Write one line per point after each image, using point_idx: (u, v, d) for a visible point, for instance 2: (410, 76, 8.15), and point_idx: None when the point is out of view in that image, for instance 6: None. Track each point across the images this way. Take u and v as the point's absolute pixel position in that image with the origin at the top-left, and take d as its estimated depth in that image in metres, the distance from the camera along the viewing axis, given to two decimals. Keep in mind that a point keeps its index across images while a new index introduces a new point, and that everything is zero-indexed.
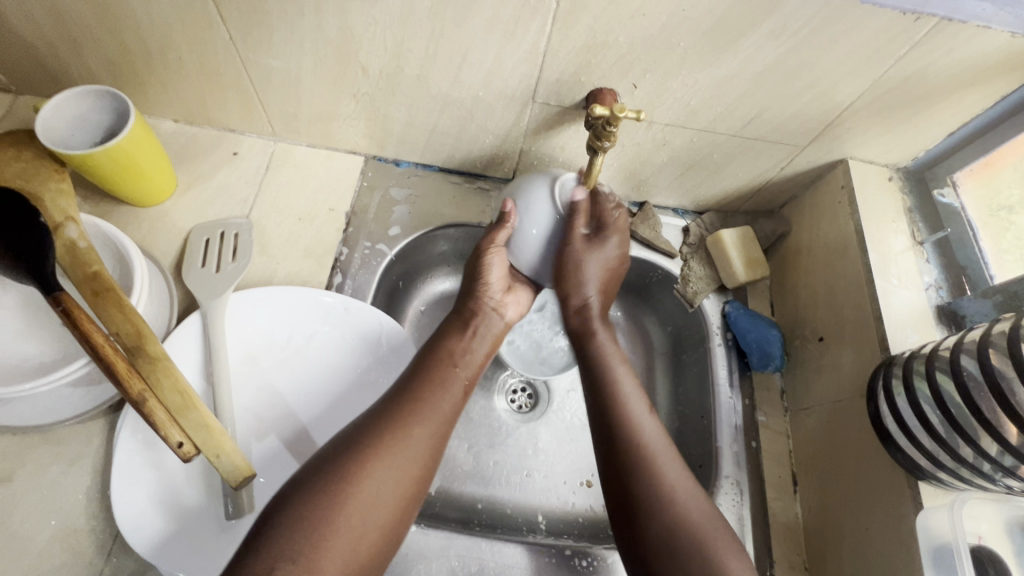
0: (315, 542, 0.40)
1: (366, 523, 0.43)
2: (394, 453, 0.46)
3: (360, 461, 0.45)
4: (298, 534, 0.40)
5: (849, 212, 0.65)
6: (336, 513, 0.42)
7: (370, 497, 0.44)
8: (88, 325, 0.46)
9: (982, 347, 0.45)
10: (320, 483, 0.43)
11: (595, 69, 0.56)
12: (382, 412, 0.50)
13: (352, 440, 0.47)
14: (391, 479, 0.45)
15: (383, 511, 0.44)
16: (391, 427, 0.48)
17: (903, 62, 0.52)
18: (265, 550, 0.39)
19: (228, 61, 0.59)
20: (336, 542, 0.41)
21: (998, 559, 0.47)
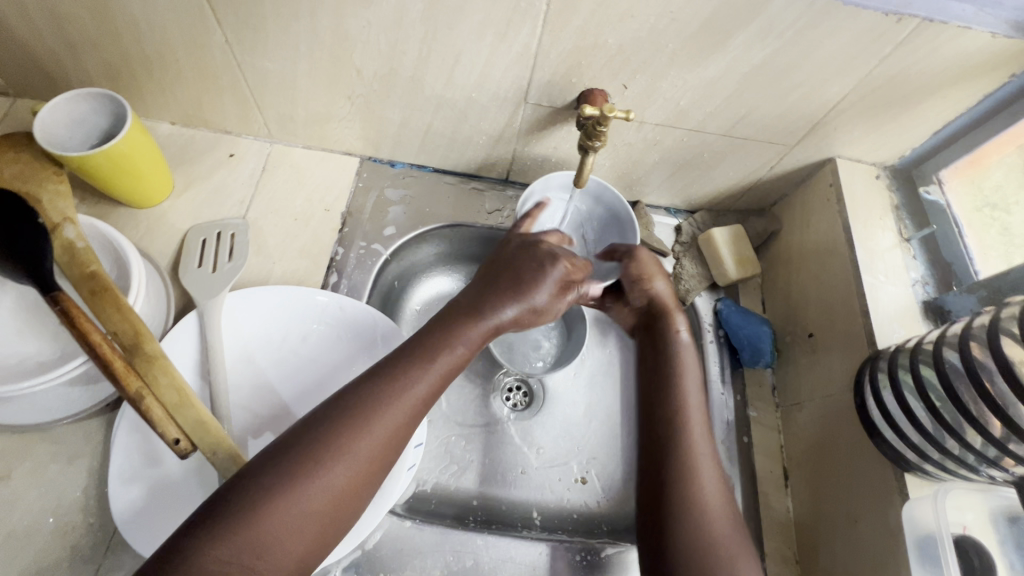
0: (263, 536, 0.38)
1: (320, 516, 0.40)
2: (355, 449, 0.42)
3: (316, 455, 0.41)
4: (247, 528, 0.38)
5: (837, 209, 0.66)
6: (285, 510, 0.39)
7: (326, 492, 0.41)
8: (86, 324, 0.47)
9: (964, 341, 0.46)
10: (273, 472, 0.40)
11: (585, 70, 0.57)
12: (348, 395, 0.45)
13: (312, 427, 0.43)
14: (350, 474, 0.42)
15: (335, 503, 0.41)
16: (354, 417, 0.43)
17: (887, 62, 0.53)
18: (204, 544, 0.37)
19: (225, 63, 0.60)
20: (288, 538, 0.39)
21: (982, 548, 0.48)
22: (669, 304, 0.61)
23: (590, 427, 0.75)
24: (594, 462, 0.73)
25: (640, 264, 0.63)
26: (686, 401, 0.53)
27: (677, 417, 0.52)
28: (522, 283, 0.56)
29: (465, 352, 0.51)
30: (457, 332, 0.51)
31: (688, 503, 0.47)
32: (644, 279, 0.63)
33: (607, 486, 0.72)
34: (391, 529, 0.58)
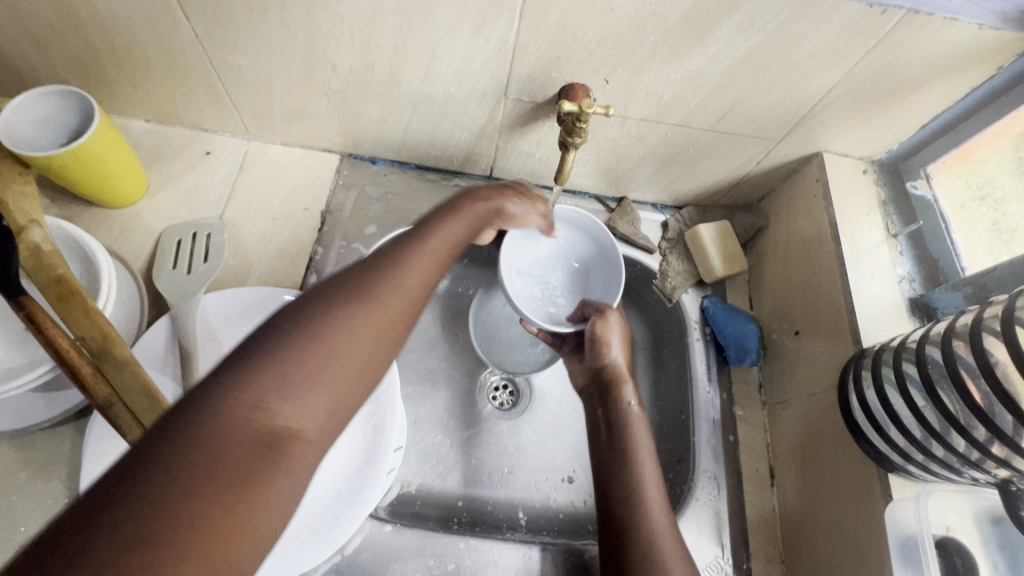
0: (293, 373, 0.32)
1: (351, 365, 0.35)
2: (381, 302, 0.38)
3: (343, 302, 0.36)
4: (275, 368, 0.32)
5: (824, 205, 0.65)
6: (313, 355, 0.33)
7: (356, 341, 0.35)
8: (52, 329, 0.46)
9: (947, 340, 0.45)
10: (300, 319, 0.35)
11: (565, 64, 0.55)
12: (367, 264, 0.40)
13: (337, 282, 0.38)
14: (377, 327, 0.37)
15: (365, 363, 0.35)
16: (378, 276, 0.39)
17: (872, 55, 0.52)
18: (217, 397, 0.30)
19: (196, 59, 0.58)
20: (319, 387, 0.33)
21: (966, 550, 0.47)
22: (621, 369, 0.61)
23: (575, 426, 0.75)
24: (580, 461, 0.73)
25: (598, 335, 0.61)
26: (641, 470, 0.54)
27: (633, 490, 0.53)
28: (476, 196, 0.53)
29: (456, 242, 0.48)
30: (444, 228, 0.47)
31: (640, 530, 0.50)
32: (603, 350, 0.61)
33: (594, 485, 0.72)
34: (372, 533, 0.58)
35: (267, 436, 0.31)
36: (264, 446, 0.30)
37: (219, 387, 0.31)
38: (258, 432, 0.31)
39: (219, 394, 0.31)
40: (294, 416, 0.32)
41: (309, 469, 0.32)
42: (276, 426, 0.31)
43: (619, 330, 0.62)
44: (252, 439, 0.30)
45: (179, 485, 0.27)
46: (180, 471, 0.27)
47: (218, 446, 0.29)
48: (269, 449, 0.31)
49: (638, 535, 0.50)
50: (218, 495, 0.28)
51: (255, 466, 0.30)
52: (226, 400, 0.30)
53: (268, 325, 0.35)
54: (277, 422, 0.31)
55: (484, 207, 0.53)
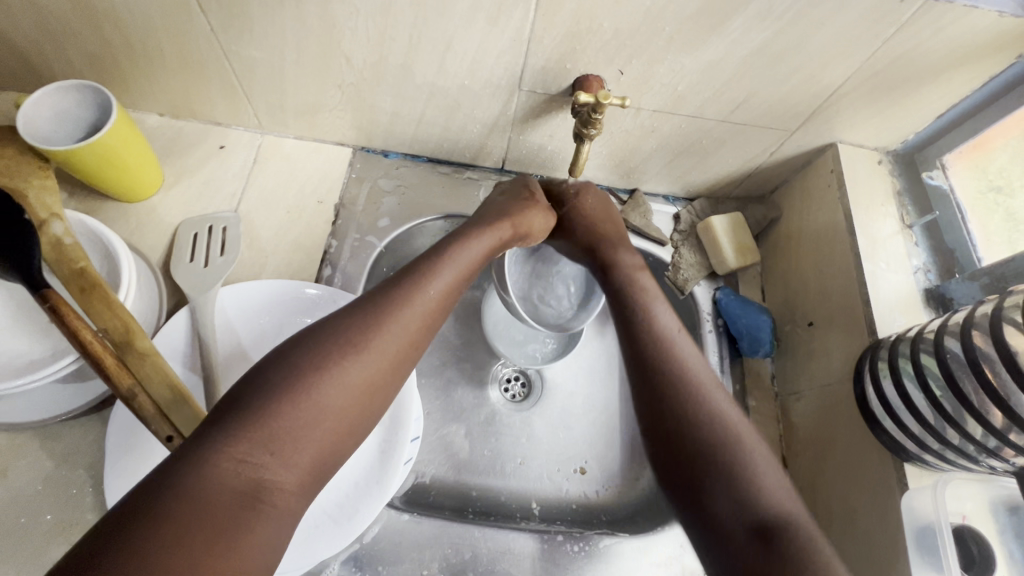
0: (277, 429, 0.37)
1: (334, 418, 0.39)
2: (371, 353, 0.42)
3: (333, 355, 0.40)
4: (266, 425, 0.37)
5: (838, 196, 0.65)
6: (300, 412, 0.38)
7: (342, 395, 0.40)
8: (75, 321, 0.46)
9: (966, 330, 0.45)
10: (291, 374, 0.39)
11: (580, 55, 0.55)
12: (356, 309, 0.44)
13: (326, 331, 0.42)
14: (365, 379, 0.41)
15: (349, 416, 0.40)
16: (367, 324, 0.43)
17: (890, 45, 0.52)
18: (209, 450, 0.35)
19: (211, 52, 0.59)
20: (303, 439, 0.38)
21: (982, 538, 0.48)
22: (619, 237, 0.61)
23: (587, 417, 0.75)
24: (592, 452, 0.73)
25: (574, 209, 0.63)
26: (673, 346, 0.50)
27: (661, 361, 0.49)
28: (500, 210, 0.57)
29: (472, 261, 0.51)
30: (455, 250, 0.51)
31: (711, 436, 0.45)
32: (591, 215, 0.63)
33: (606, 475, 0.72)
34: (390, 522, 0.58)
35: (253, 487, 0.35)
36: (249, 496, 0.35)
37: (212, 441, 0.36)
38: (243, 482, 0.35)
39: (210, 449, 0.35)
40: (278, 468, 0.36)
41: (291, 513, 0.37)
42: (261, 477, 0.35)
43: (601, 204, 0.64)
44: (236, 491, 0.34)
45: (176, 530, 0.31)
46: (175, 515, 0.31)
47: (208, 496, 0.33)
48: (254, 498, 0.35)
49: (704, 440, 0.44)
50: (208, 541, 0.32)
51: (239, 514, 0.34)
52: (216, 456, 0.35)
53: (260, 376, 0.39)
54: (261, 473, 0.36)
55: (507, 229, 0.56)
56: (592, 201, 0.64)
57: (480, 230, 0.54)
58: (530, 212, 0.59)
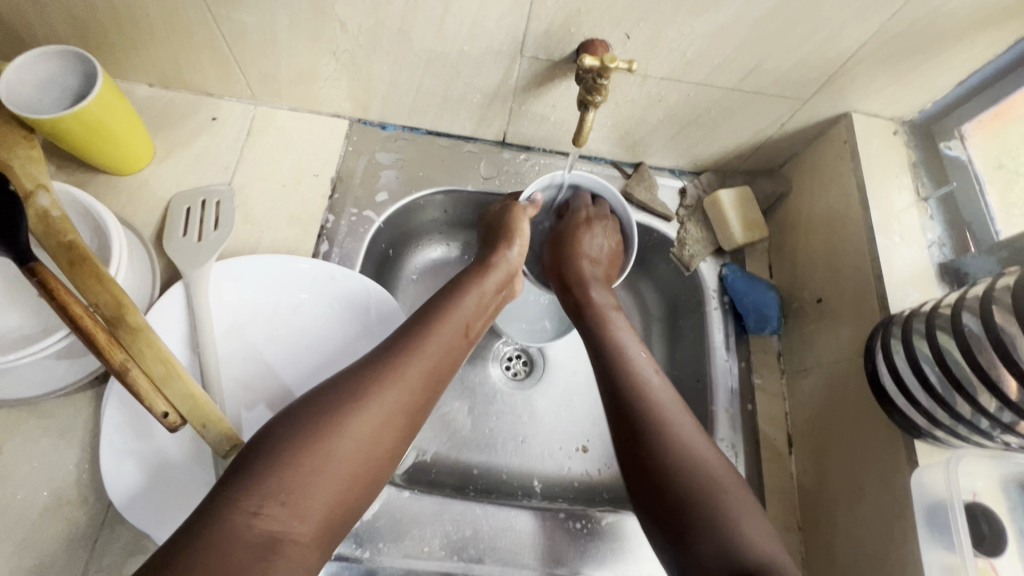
0: (294, 480, 0.38)
1: (348, 471, 0.40)
2: (379, 403, 0.43)
3: (345, 406, 0.42)
4: (279, 478, 0.38)
5: (852, 167, 0.62)
6: (315, 463, 0.39)
7: (353, 448, 0.41)
8: (64, 294, 0.44)
9: (985, 304, 0.44)
10: (304, 427, 0.41)
11: (585, 18, 0.52)
12: (367, 364, 0.46)
13: (338, 386, 0.44)
14: (373, 429, 0.42)
15: (360, 471, 0.41)
16: (376, 378, 0.45)
17: (912, 5, 0.49)
18: (228, 503, 0.36)
19: (199, 17, 0.56)
20: (315, 491, 0.39)
21: (993, 514, 0.47)
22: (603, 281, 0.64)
23: (590, 395, 0.74)
24: (595, 430, 0.73)
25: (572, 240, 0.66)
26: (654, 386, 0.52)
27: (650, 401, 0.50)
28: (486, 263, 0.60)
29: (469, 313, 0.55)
30: (454, 304, 0.54)
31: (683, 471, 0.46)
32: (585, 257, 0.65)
33: (609, 453, 0.71)
34: (390, 499, 0.58)
35: (267, 541, 0.36)
36: (263, 548, 0.35)
37: (226, 496, 0.37)
38: (257, 534, 0.36)
39: (227, 501, 0.36)
40: (290, 520, 0.37)
41: (303, 567, 0.37)
42: (274, 530, 0.36)
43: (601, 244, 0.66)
44: (252, 543, 0.35)
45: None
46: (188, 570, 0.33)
47: (224, 546, 0.34)
48: (268, 551, 0.36)
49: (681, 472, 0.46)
50: None
51: (254, 566, 0.35)
52: (231, 509, 0.36)
53: (274, 430, 0.41)
54: (276, 525, 0.37)
55: (494, 280, 0.59)
56: (593, 243, 0.65)
57: (479, 276, 0.58)
58: (512, 250, 0.61)
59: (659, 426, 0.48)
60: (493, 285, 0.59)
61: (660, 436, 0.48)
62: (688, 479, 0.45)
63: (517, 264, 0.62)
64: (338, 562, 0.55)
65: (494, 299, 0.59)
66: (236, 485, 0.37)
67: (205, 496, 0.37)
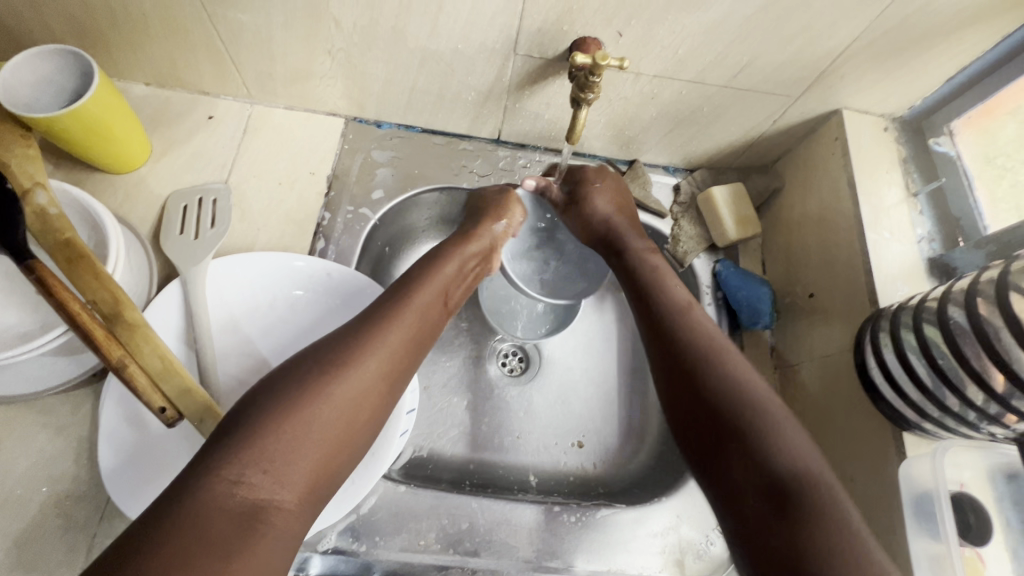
0: (270, 450, 0.38)
1: (329, 438, 0.41)
2: (359, 368, 0.44)
3: (322, 375, 0.42)
4: (261, 447, 0.38)
5: (843, 164, 0.63)
6: (294, 430, 0.39)
7: (335, 414, 0.41)
8: (65, 292, 0.45)
9: (970, 297, 0.45)
10: (286, 396, 0.41)
11: (577, 16, 0.53)
12: (343, 334, 0.46)
13: (317, 355, 0.44)
14: (353, 396, 0.43)
15: (348, 436, 0.42)
16: (358, 346, 0.45)
17: (900, 3, 0.50)
18: (206, 474, 0.37)
19: (194, 15, 0.56)
20: (297, 457, 0.39)
21: (979, 505, 0.48)
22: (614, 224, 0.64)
23: (585, 391, 0.75)
24: (590, 425, 0.73)
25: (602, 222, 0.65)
26: (693, 313, 0.53)
27: (683, 333, 0.51)
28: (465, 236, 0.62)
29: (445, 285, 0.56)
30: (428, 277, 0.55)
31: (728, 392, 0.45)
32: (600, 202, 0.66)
33: (604, 448, 0.72)
34: (386, 493, 0.59)
35: (251, 509, 0.36)
36: (246, 517, 0.36)
37: (205, 467, 0.37)
38: (240, 503, 0.36)
39: (207, 471, 0.37)
40: (273, 487, 0.38)
41: (289, 533, 0.38)
42: (257, 497, 0.37)
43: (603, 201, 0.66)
44: (236, 512, 0.36)
45: (168, 564, 0.32)
46: (171, 540, 0.33)
47: (206, 514, 0.35)
48: (253, 519, 0.36)
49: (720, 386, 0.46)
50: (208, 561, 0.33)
51: (238, 534, 0.35)
52: (211, 479, 0.36)
53: (252, 402, 0.41)
54: (259, 493, 0.37)
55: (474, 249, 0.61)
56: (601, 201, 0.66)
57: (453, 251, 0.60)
58: (499, 224, 0.64)
59: (713, 359, 0.48)
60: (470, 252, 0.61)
61: (713, 368, 0.47)
62: (735, 402, 0.45)
63: (502, 237, 0.65)
64: (335, 555, 0.55)
65: (473, 268, 0.61)
66: (213, 458, 0.37)
67: (182, 471, 0.37)
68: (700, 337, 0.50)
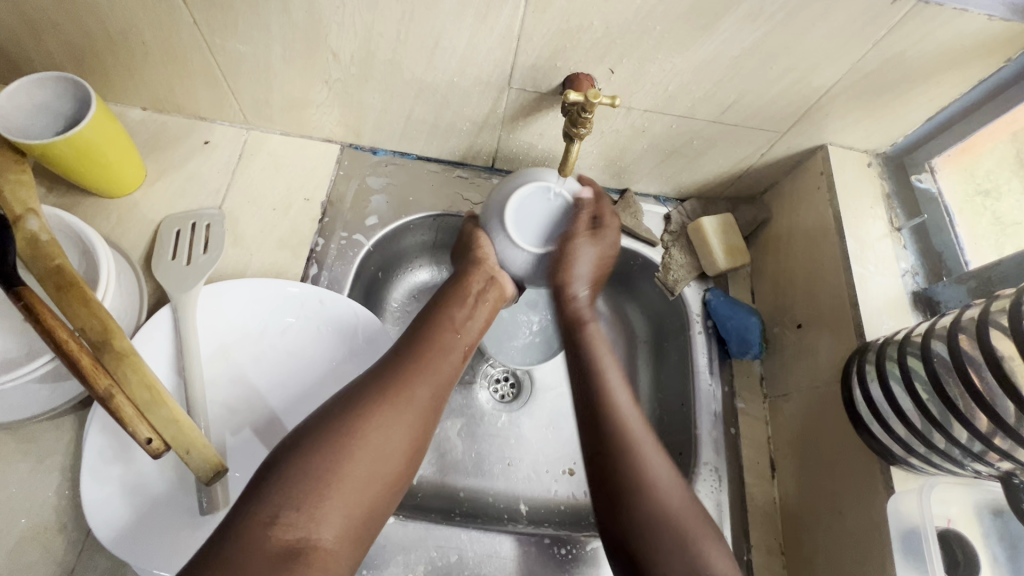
0: (305, 491, 0.40)
1: (365, 480, 0.43)
2: (393, 410, 0.46)
3: (358, 417, 0.45)
4: (294, 488, 0.40)
5: (829, 198, 0.65)
6: (329, 469, 0.42)
7: (366, 456, 0.43)
8: (52, 320, 0.44)
9: (952, 333, 0.46)
10: (317, 440, 0.43)
11: (570, 53, 0.54)
12: (373, 375, 0.49)
13: (347, 399, 0.46)
14: (388, 436, 0.45)
15: (384, 476, 0.44)
16: (384, 389, 0.47)
17: (880, 46, 0.51)
18: (249, 514, 0.39)
19: (194, 45, 0.57)
20: (331, 498, 0.41)
21: (966, 541, 0.48)
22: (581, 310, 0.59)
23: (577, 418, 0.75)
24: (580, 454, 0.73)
25: (565, 253, 0.59)
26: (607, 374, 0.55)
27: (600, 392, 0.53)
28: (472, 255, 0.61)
29: (462, 317, 0.57)
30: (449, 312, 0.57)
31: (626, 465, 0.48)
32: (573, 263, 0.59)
33: None
34: None
35: (287, 548, 0.38)
36: (284, 557, 0.38)
37: (247, 509, 0.40)
38: (278, 544, 0.38)
39: (247, 516, 0.39)
40: (309, 527, 0.40)
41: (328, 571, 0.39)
42: (292, 539, 0.39)
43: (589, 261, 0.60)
44: (277, 552, 0.38)
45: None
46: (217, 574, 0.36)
47: (250, 551, 0.37)
48: (293, 557, 0.38)
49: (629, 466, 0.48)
50: None
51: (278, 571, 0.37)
52: (250, 520, 0.39)
53: (286, 447, 0.43)
54: (295, 533, 0.39)
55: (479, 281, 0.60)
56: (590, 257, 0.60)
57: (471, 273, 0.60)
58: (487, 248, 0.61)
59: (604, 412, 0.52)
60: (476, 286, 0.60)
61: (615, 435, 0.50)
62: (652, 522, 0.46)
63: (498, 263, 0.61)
64: None
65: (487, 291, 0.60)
66: (255, 504, 0.40)
67: (226, 515, 0.40)
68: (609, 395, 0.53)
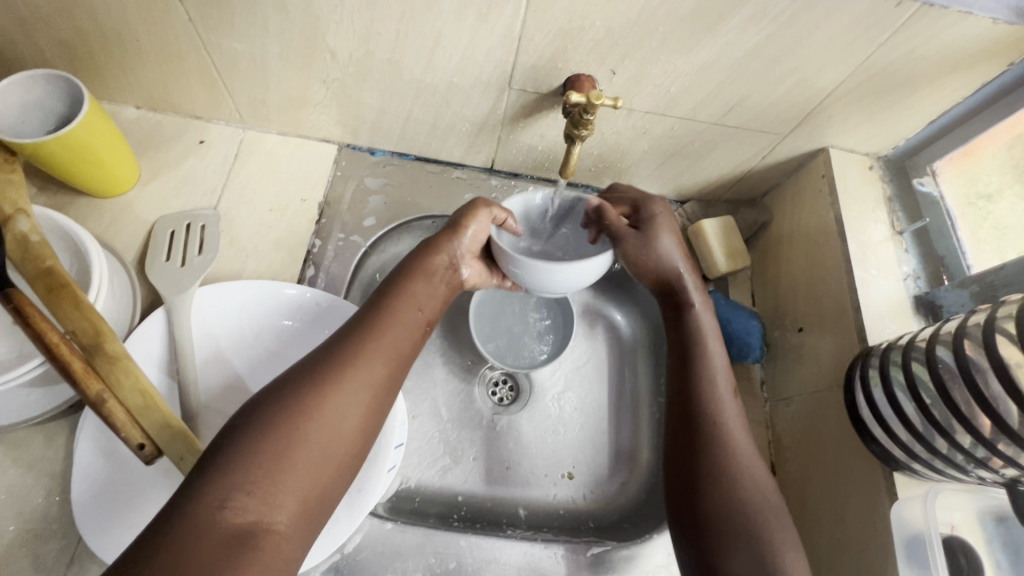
0: (256, 473, 0.37)
1: (318, 458, 0.40)
2: (346, 384, 0.43)
3: (309, 394, 0.42)
4: (244, 470, 0.37)
5: (830, 201, 0.64)
6: (278, 450, 0.39)
7: (320, 431, 0.41)
8: (43, 322, 0.43)
9: (958, 339, 0.45)
10: (263, 420, 0.40)
11: (572, 54, 0.54)
12: (322, 351, 0.46)
13: (296, 376, 0.43)
14: (342, 410, 0.42)
15: (340, 449, 0.41)
16: (333, 362, 0.44)
17: (884, 49, 0.51)
18: (197, 494, 0.36)
19: (189, 43, 0.56)
20: (284, 480, 0.38)
21: (970, 549, 0.47)
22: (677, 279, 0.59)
23: (577, 421, 0.73)
24: (580, 458, 0.72)
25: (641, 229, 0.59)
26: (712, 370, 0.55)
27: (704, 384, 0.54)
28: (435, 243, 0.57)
29: (422, 296, 0.54)
30: (412, 284, 0.54)
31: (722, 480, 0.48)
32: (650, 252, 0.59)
33: (594, 479, 0.71)
34: (373, 531, 0.57)
35: (237, 533, 0.35)
36: (235, 540, 0.35)
37: (191, 494, 0.36)
38: (228, 528, 0.35)
39: (192, 499, 0.36)
40: (260, 509, 0.37)
41: (281, 554, 0.37)
42: (243, 521, 0.36)
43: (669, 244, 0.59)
44: (226, 537, 0.35)
45: None
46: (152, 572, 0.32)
47: (194, 544, 0.34)
48: (243, 540, 0.35)
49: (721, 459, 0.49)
50: None
51: (229, 558, 0.34)
52: (197, 504, 0.36)
53: (232, 428, 0.40)
54: (246, 517, 0.36)
55: (443, 262, 0.57)
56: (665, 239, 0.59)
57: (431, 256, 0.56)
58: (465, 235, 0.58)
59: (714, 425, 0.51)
60: (440, 262, 0.57)
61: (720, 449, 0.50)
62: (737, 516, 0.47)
63: (472, 246, 0.59)
64: None
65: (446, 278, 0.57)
66: (202, 491, 0.36)
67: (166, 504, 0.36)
68: (712, 403, 0.53)
